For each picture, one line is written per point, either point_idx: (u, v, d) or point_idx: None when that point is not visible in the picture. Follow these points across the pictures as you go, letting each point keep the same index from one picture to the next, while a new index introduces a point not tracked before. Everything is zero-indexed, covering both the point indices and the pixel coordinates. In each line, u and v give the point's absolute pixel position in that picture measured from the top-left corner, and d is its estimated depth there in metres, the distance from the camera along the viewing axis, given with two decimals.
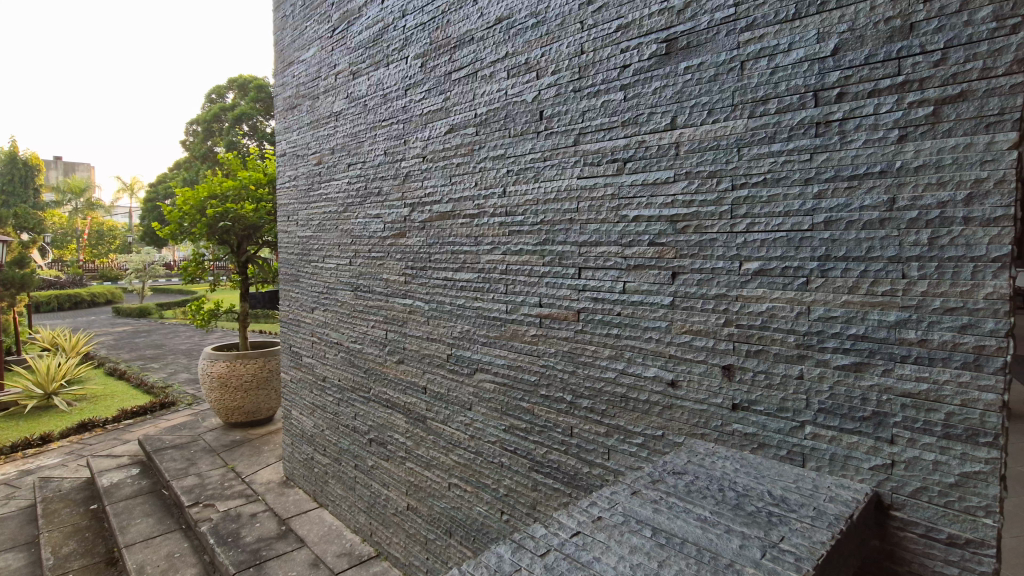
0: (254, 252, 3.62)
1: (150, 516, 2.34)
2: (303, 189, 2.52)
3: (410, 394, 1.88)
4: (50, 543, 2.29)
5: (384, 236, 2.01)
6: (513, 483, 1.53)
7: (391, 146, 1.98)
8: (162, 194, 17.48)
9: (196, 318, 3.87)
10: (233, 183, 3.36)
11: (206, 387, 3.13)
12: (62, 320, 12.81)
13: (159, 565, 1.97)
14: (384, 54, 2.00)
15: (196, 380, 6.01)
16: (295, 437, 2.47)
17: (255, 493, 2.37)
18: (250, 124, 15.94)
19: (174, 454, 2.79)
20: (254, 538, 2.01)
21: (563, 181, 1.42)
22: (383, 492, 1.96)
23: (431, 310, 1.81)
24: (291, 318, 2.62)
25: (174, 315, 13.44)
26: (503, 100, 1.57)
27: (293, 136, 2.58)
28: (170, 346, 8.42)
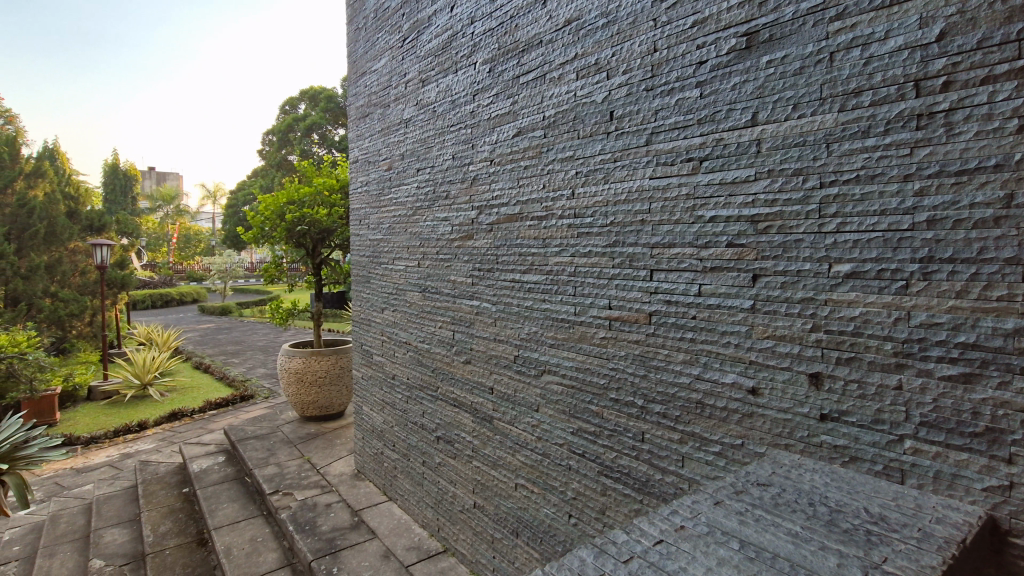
0: (327, 254, 3.81)
1: (235, 501, 2.51)
2: (373, 194, 2.62)
3: (477, 394, 1.90)
4: (149, 522, 2.50)
5: (452, 239, 2.06)
6: (581, 487, 1.52)
7: (459, 150, 2.03)
8: (241, 200, 18.76)
9: (275, 316, 4.12)
10: (309, 189, 3.55)
11: (284, 381, 3.32)
12: (156, 317, 14.03)
13: (244, 548, 2.11)
14: (453, 61, 2.05)
15: (272, 375, 6.39)
16: (365, 432, 2.57)
17: (329, 484, 2.48)
18: (320, 133, 16.82)
19: (256, 444, 2.98)
20: (329, 527, 2.11)
21: (635, 182, 1.40)
22: (450, 489, 2.00)
23: (498, 311, 1.83)
24: (361, 317, 2.73)
25: (252, 314, 14.38)
26: (571, 101, 1.57)
27: (364, 143, 2.69)
28: (248, 342, 9.01)
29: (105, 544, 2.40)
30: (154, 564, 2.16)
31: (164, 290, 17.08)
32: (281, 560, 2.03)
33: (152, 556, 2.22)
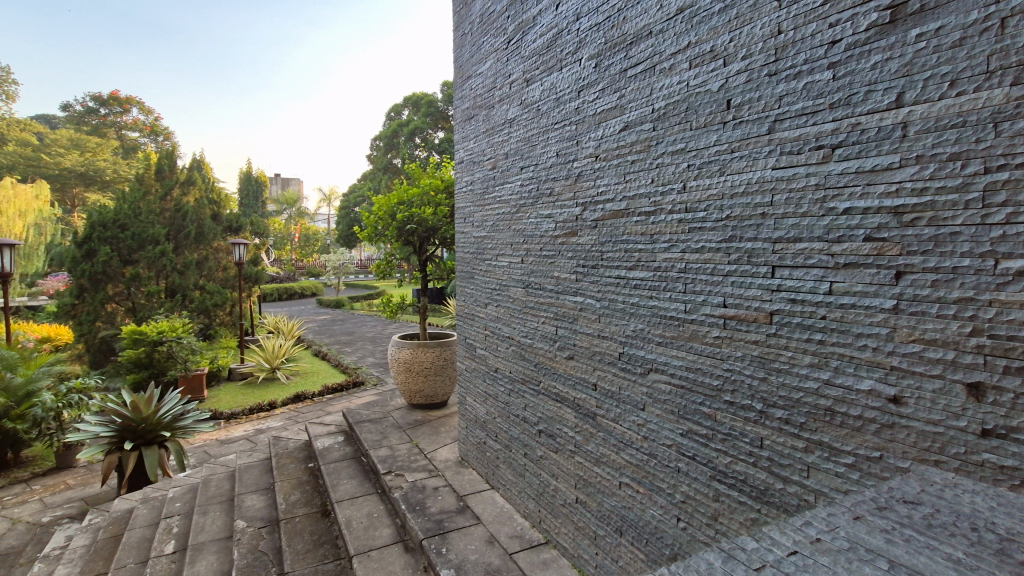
0: (433, 252, 4.00)
1: (353, 478, 2.73)
2: (478, 193, 2.72)
3: (580, 390, 1.91)
4: (281, 491, 2.80)
5: (556, 236, 2.08)
6: (691, 490, 1.47)
7: (563, 147, 2.04)
8: (353, 202, 20.27)
9: (386, 310, 4.41)
10: (416, 190, 3.74)
11: (394, 370, 3.54)
12: (282, 309, 15.63)
13: (362, 522, 2.29)
14: (557, 58, 2.06)
15: (381, 364, 6.85)
16: (468, 421, 2.68)
17: (435, 469, 2.62)
18: (422, 138, 17.69)
19: (369, 427, 3.22)
20: (436, 510, 2.22)
21: (754, 173, 1.32)
22: (552, 482, 2.02)
23: (602, 308, 1.82)
24: (465, 312, 2.84)
25: (362, 307, 15.51)
26: (683, 92, 1.52)
27: (469, 144, 2.79)
28: (360, 333, 9.75)
29: (246, 508, 2.72)
30: (286, 529, 2.42)
31: (289, 285, 18.98)
32: (394, 536, 2.18)
33: (284, 521, 2.48)
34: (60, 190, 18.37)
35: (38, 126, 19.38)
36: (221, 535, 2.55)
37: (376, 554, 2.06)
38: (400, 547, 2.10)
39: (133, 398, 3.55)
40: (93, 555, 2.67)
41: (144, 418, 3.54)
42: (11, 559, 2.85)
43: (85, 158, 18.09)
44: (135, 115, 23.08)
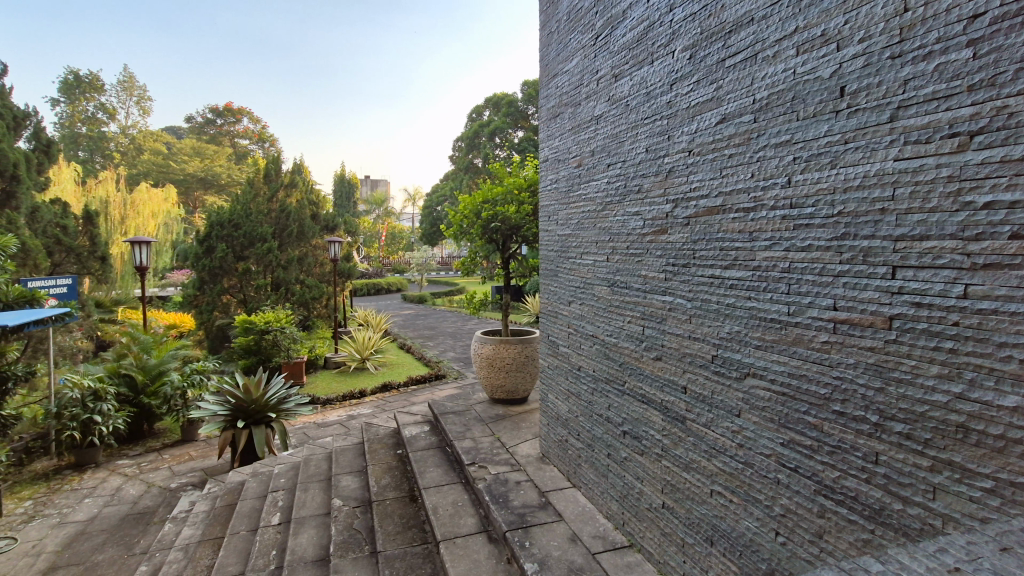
0: (515, 249, 4.05)
1: (438, 467, 2.84)
2: (563, 190, 2.72)
3: (668, 392, 1.85)
4: (373, 474, 2.98)
5: (644, 233, 2.03)
6: (792, 504, 1.38)
7: (653, 143, 1.99)
8: (436, 201, 21.01)
9: (470, 307, 4.54)
10: (500, 189, 3.80)
11: (478, 365, 3.63)
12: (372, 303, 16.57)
13: (448, 509, 2.38)
14: (649, 52, 2.01)
15: (462, 359, 7.06)
16: (550, 418, 2.69)
17: (517, 464, 2.66)
18: (502, 137, 17.96)
19: (454, 418, 3.33)
20: (519, 503, 2.26)
21: (872, 165, 1.20)
22: (637, 485, 1.98)
23: (693, 308, 1.76)
24: (549, 310, 2.85)
25: (444, 302, 16.06)
26: (789, 81, 1.42)
27: (555, 143, 2.80)
28: (442, 328, 10.12)
29: (342, 488, 2.92)
30: (379, 510, 2.56)
31: (377, 280, 20.09)
32: (478, 525, 2.24)
33: (376, 503, 2.64)
34: (184, 194, 20.60)
35: (168, 138, 21.90)
36: (319, 510, 2.75)
37: (461, 541, 2.13)
38: (484, 537, 2.15)
39: (245, 381, 3.92)
40: (212, 520, 2.98)
41: (254, 399, 3.89)
42: (147, 517, 3.25)
43: (205, 164, 20.19)
44: (246, 125, 25.44)
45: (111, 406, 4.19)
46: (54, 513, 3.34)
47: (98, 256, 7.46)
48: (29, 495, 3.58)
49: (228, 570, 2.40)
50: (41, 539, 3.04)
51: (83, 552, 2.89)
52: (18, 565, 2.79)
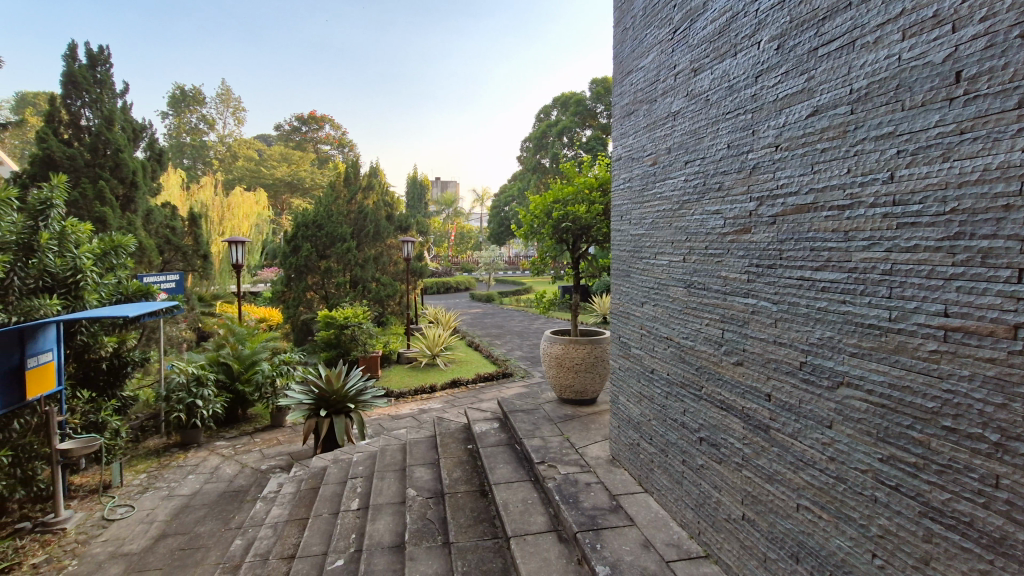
0: (585, 249, 4.02)
1: (508, 464, 2.88)
2: (637, 189, 2.66)
3: (751, 399, 1.77)
4: (445, 467, 3.07)
5: (725, 233, 1.94)
6: (892, 525, 1.28)
7: (736, 139, 1.90)
8: (504, 201, 21.25)
9: (540, 306, 4.56)
10: (571, 188, 3.77)
11: (547, 364, 3.64)
12: (441, 301, 17.04)
13: (518, 506, 2.40)
14: (732, 44, 1.92)
15: (529, 358, 7.10)
16: (621, 421, 2.66)
17: (587, 465, 2.64)
18: (570, 136, 17.86)
19: (523, 416, 3.36)
20: (590, 505, 2.25)
21: (994, 157, 1.07)
22: (714, 494, 1.91)
23: (779, 311, 1.66)
24: (620, 311, 2.81)
25: (511, 301, 16.22)
26: (893, 67, 1.30)
27: (629, 141, 2.75)
28: (508, 327, 10.23)
29: (415, 478, 3.03)
30: (451, 502, 2.64)
31: (447, 279, 20.62)
32: (548, 524, 2.26)
33: (448, 495, 2.72)
34: (273, 197, 22.18)
35: (259, 145, 23.67)
36: (395, 499, 2.87)
37: (532, 539, 2.15)
38: (555, 536, 2.16)
39: (327, 372, 4.16)
40: (298, 501, 3.19)
41: (334, 390, 4.13)
42: (241, 495, 3.54)
43: (291, 169, 21.64)
44: (327, 131, 26.99)
45: (211, 392, 4.58)
46: (164, 486, 3.71)
47: (201, 255, 8.21)
48: (144, 469, 4.00)
49: (312, 549, 2.56)
50: (153, 509, 3.39)
51: (187, 523, 3.19)
52: (135, 531, 3.12)
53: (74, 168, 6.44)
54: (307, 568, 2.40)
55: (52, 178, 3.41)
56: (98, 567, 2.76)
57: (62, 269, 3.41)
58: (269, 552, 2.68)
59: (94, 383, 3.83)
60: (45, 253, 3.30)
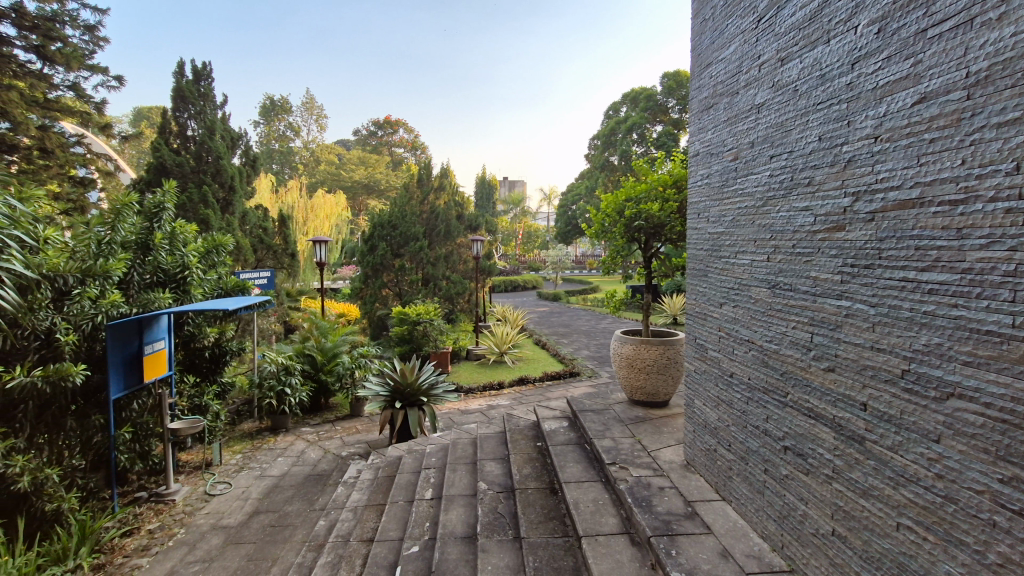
0: (658, 248, 3.92)
1: (578, 463, 2.87)
2: (716, 186, 2.56)
3: (843, 408, 1.66)
4: (515, 463, 3.11)
5: (815, 231, 1.82)
6: (1013, 554, 1.15)
7: (829, 130, 1.77)
8: (572, 200, 21.12)
9: (610, 306, 4.50)
10: (644, 186, 3.69)
11: (617, 364, 3.59)
12: (509, 299, 17.24)
13: (589, 506, 2.39)
14: (824, 29, 1.79)
15: (597, 358, 7.03)
16: (696, 425, 2.58)
17: (660, 468, 2.58)
18: (640, 133, 17.42)
19: (593, 416, 3.34)
20: (664, 510, 2.20)
21: None
22: (800, 507, 1.81)
23: (878, 315, 1.54)
24: (697, 311, 2.72)
25: (578, 300, 16.12)
26: (1022, 46, 1.15)
27: (708, 135, 2.65)
28: (576, 326, 10.17)
29: (486, 473, 3.10)
30: (522, 498, 2.68)
31: (514, 278, 20.83)
32: (620, 526, 2.23)
33: (519, 491, 2.75)
34: (351, 199, 23.37)
35: (338, 150, 25.01)
36: (466, 491, 2.95)
37: (604, 540, 2.13)
38: (627, 539, 2.13)
39: (402, 366, 4.35)
40: (375, 488, 3.35)
41: (408, 383, 4.30)
42: (324, 479, 3.77)
43: (368, 172, 22.71)
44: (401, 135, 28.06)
45: (297, 381, 4.92)
46: (257, 466, 4.03)
47: (289, 254, 8.82)
48: (239, 450, 4.37)
49: (389, 534, 2.68)
50: (248, 487, 3.68)
51: (277, 502, 3.45)
52: (232, 506, 3.41)
53: (182, 175, 7.12)
54: (385, 552, 2.52)
55: (164, 183, 3.75)
56: (202, 536, 3.04)
57: (173, 265, 3.78)
58: (349, 534, 2.84)
59: (198, 369, 4.20)
60: (159, 252, 3.66)
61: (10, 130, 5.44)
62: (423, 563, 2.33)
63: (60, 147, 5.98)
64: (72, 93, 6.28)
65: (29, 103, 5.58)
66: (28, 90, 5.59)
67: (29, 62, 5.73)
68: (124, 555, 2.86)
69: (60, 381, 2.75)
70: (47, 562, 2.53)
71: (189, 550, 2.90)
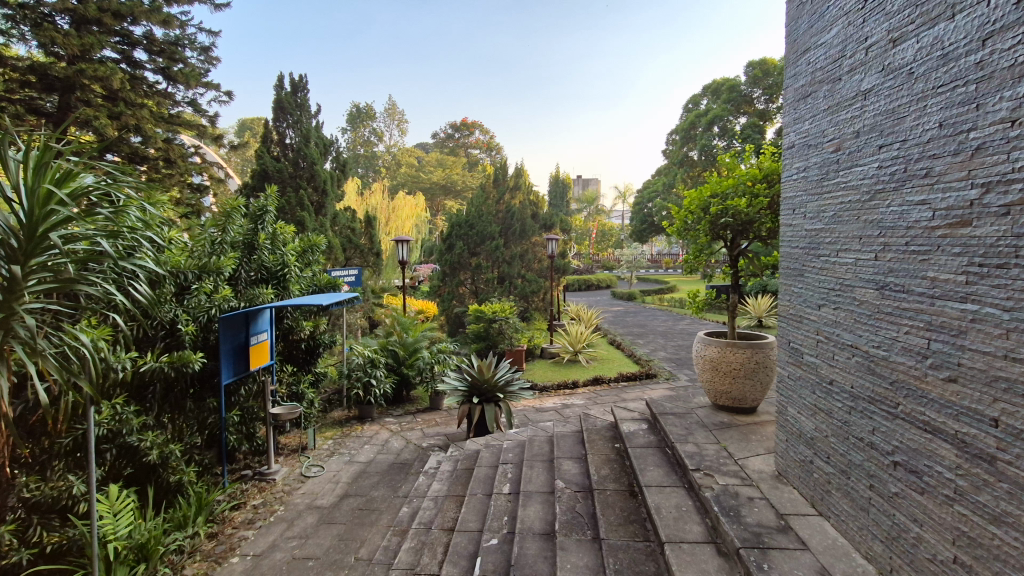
0: (746, 246, 3.72)
1: (660, 467, 2.80)
2: (814, 180, 2.40)
3: (969, 424, 1.49)
4: (593, 463, 3.09)
5: (933, 227, 1.65)
6: None
7: (952, 116, 1.60)
8: (647, 197, 20.57)
9: (692, 306, 4.34)
10: (731, 181, 3.53)
11: (700, 367, 3.46)
12: (582, 298, 17.12)
13: (672, 512, 2.33)
14: (948, 4, 1.61)
15: (675, 359, 6.80)
16: (790, 435, 2.43)
17: (749, 478, 2.46)
18: (721, 126, 16.63)
19: (675, 420, 3.24)
20: (754, 521, 2.09)
21: None
22: (914, 529, 1.66)
23: (1012, 319, 1.37)
24: (791, 314, 2.56)
25: (654, 300, 15.69)
26: None
27: (805, 126, 2.48)
28: (652, 327, 9.90)
29: (563, 471, 3.10)
30: (600, 499, 2.65)
31: (587, 277, 20.62)
32: (705, 535, 2.15)
33: (597, 492, 2.73)
34: (429, 200, 24.21)
35: (417, 153, 25.98)
36: (544, 488, 2.97)
37: (688, 548, 2.07)
38: (713, 548, 2.05)
39: (480, 362, 4.44)
40: (454, 480, 3.46)
41: (486, 379, 4.39)
42: (407, 468, 3.94)
43: (445, 173, 23.42)
44: (476, 137, 28.69)
45: (381, 373, 5.17)
46: (346, 452, 4.29)
47: (374, 253, 9.31)
48: (330, 436, 4.67)
49: (469, 525, 2.76)
50: (338, 471, 3.93)
51: (364, 487, 3.65)
52: (325, 488, 3.65)
53: (282, 179, 7.71)
54: (465, 542, 2.59)
55: (267, 188, 4.08)
56: (299, 514, 3.29)
57: (274, 264, 4.11)
58: (431, 522, 2.95)
59: (296, 359, 4.54)
60: (262, 251, 4.00)
61: (142, 144, 6.15)
62: (502, 556, 2.37)
63: (181, 157, 6.67)
64: (191, 109, 6.99)
65: (157, 118, 6.28)
66: (155, 107, 6.29)
67: (156, 82, 6.46)
68: (232, 526, 3.16)
69: (182, 367, 3.11)
70: (171, 528, 2.85)
71: (288, 526, 3.15)
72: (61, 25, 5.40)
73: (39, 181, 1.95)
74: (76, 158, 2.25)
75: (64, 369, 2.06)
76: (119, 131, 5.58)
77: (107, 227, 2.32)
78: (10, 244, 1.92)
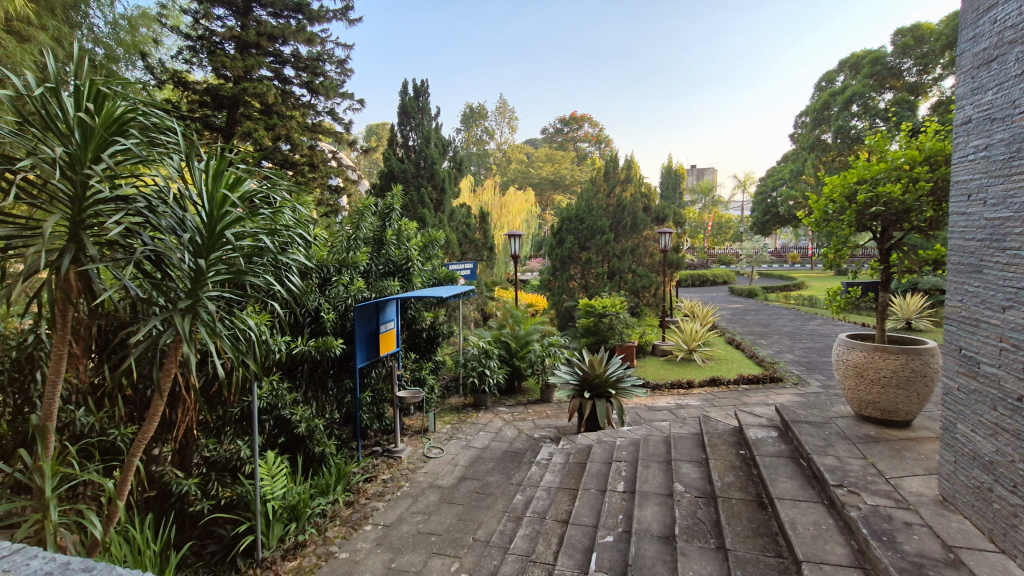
0: (901, 237, 3.28)
1: (794, 479, 2.58)
2: (1000, 159, 2.04)
3: None
4: (715, 469, 2.93)
5: None
6: None
7: None
8: (771, 186, 18.95)
9: (830, 306, 3.93)
10: (884, 164, 3.13)
11: (841, 372, 3.12)
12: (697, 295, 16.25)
13: (810, 529, 2.14)
14: None
15: (805, 363, 6.21)
16: (960, 455, 2.11)
17: (905, 501, 2.18)
18: (862, 103, 14.76)
19: (811, 430, 2.96)
20: (914, 550, 1.85)
21: None
22: None
23: None
24: (964, 316, 2.21)
25: (779, 297, 14.44)
26: None
27: (988, 96, 2.12)
28: (776, 327, 9.13)
29: (682, 475, 2.98)
30: (725, 507, 2.51)
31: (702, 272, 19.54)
32: (851, 559, 1.95)
33: (721, 499, 2.58)
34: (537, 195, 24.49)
35: (526, 149, 26.34)
36: (661, 490, 2.88)
37: (830, 570, 1.89)
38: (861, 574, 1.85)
39: (592, 357, 4.41)
40: (567, 472, 3.48)
41: (597, 374, 4.35)
42: (520, 457, 4.04)
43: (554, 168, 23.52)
44: (585, 130, 28.42)
45: (495, 364, 5.35)
46: (462, 437, 4.51)
47: (487, 247, 9.64)
48: (448, 421, 4.93)
49: (583, 519, 2.76)
50: (456, 455, 4.14)
51: (481, 472, 3.81)
52: (445, 469, 3.87)
53: (405, 179, 8.26)
54: (580, 536, 2.60)
55: (395, 188, 4.39)
56: (422, 492, 3.52)
57: (400, 257, 4.42)
58: (545, 512, 3.00)
59: (418, 348, 4.85)
60: (390, 246, 4.31)
61: (291, 151, 6.94)
62: (618, 555, 2.35)
63: (322, 161, 7.42)
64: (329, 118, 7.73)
65: (303, 128, 7.05)
66: (301, 118, 7.06)
67: (302, 95, 7.22)
68: (365, 497, 3.46)
69: (325, 351, 3.45)
70: (316, 493, 3.20)
71: (412, 502, 3.38)
72: (229, 51, 6.28)
73: (217, 187, 2.23)
74: (244, 164, 2.56)
75: (236, 348, 2.40)
76: (274, 140, 6.34)
77: (268, 225, 2.63)
78: (196, 241, 2.25)
